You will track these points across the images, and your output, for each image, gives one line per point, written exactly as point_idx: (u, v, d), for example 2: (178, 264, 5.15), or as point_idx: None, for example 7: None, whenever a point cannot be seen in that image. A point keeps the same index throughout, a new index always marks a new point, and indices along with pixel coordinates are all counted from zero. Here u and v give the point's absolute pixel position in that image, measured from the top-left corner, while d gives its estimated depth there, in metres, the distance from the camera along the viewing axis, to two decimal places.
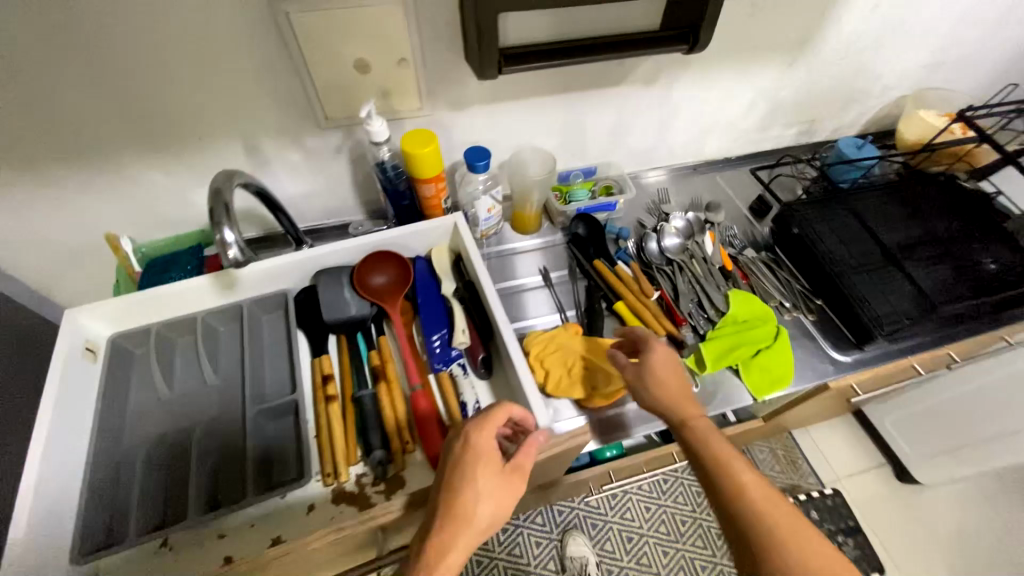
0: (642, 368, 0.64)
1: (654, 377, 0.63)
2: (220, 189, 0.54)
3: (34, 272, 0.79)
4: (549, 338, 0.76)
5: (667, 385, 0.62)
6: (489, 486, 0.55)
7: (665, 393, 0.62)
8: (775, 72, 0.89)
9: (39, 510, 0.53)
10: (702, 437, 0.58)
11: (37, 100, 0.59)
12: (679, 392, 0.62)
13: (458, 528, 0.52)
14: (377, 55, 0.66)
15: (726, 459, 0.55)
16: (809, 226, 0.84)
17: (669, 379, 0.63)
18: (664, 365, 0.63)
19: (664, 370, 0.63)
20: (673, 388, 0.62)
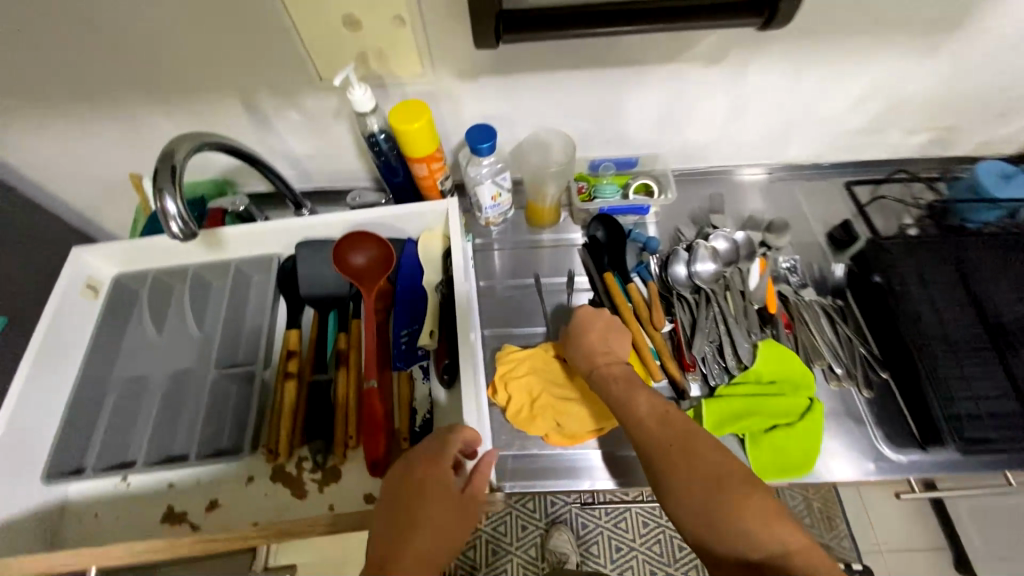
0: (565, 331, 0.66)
1: (571, 334, 0.65)
2: (172, 153, 0.52)
3: (75, 196, 0.86)
4: (520, 359, 0.69)
5: (581, 340, 0.64)
6: (439, 515, 0.50)
7: (580, 347, 0.64)
8: (899, 59, 0.66)
9: (16, 431, 0.59)
10: (606, 381, 0.59)
11: (44, 39, 0.60)
12: (595, 345, 0.63)
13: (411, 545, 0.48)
14: (369, 10, 0.57)
15: (627, 395, 0.57)
16: (896, 276, 0.66)
17: (589, 331, 0.64)
18: (580, 322, 0.65)
19: (586, 322, 0.65)
20: (590, 340, 0.64)
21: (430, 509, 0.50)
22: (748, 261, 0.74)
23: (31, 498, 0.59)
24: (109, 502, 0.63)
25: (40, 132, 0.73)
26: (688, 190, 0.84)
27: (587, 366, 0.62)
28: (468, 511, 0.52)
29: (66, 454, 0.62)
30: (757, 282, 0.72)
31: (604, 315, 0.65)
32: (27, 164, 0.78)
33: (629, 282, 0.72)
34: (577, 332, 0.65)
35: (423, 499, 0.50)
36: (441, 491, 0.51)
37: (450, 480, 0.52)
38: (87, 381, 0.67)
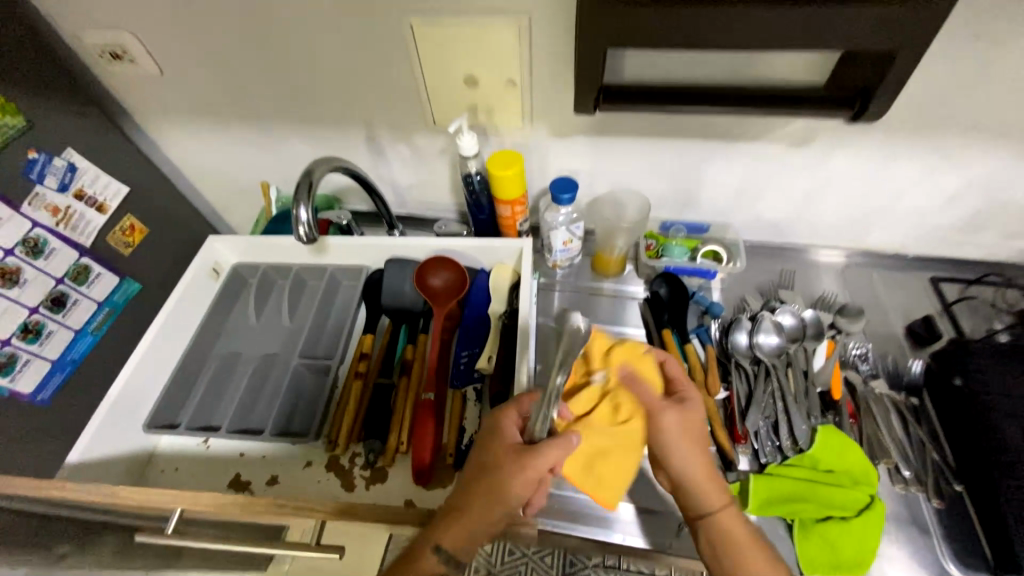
0: (669, 426, 0.54)
1: (678, 438, 0.54)
2: (311, 171, 0.63)
3: (216, 193, 1.04)
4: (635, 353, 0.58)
5: (686, 451, 0.54)
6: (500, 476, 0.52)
7: (686, 461, 0.54)
8: (1000, 162, 0.65)
9: (135, 381, 0.71)
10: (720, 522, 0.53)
11: (234, 72, 0.76)
12: (707, 470, 0.55)
13: (463, 521, 0.51)
14: (488, 72, 0.67)
15: (738, 545, 0.52)
16: (982, 383, 0.62)
17: (692, 442, 0.55)
18: (687, 425, 0.55)
19: (687, 430, 0.55)
20: (699, 457, 0.54)
21: (480, 452, 0.55)
22: (814, 341, 0.73)
23: (128, 442, 0.69)
24: (188, 458, 0.72)
25: (207, 140, 0.90)
26: (757, 262, 0.85)
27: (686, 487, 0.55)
28: (513, 477, 0.51)
29: (165, 409, 0.73)
30: (822, 364, 0.70)
31: (693, 417, 0.56)
32: (189, 163, 0.96)
33: (687, 342, 0.73)
34: (684, 436, 0.55)
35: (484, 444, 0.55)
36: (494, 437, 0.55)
37: (506, 434, 0.55)
38: (194, 350, 0.78)
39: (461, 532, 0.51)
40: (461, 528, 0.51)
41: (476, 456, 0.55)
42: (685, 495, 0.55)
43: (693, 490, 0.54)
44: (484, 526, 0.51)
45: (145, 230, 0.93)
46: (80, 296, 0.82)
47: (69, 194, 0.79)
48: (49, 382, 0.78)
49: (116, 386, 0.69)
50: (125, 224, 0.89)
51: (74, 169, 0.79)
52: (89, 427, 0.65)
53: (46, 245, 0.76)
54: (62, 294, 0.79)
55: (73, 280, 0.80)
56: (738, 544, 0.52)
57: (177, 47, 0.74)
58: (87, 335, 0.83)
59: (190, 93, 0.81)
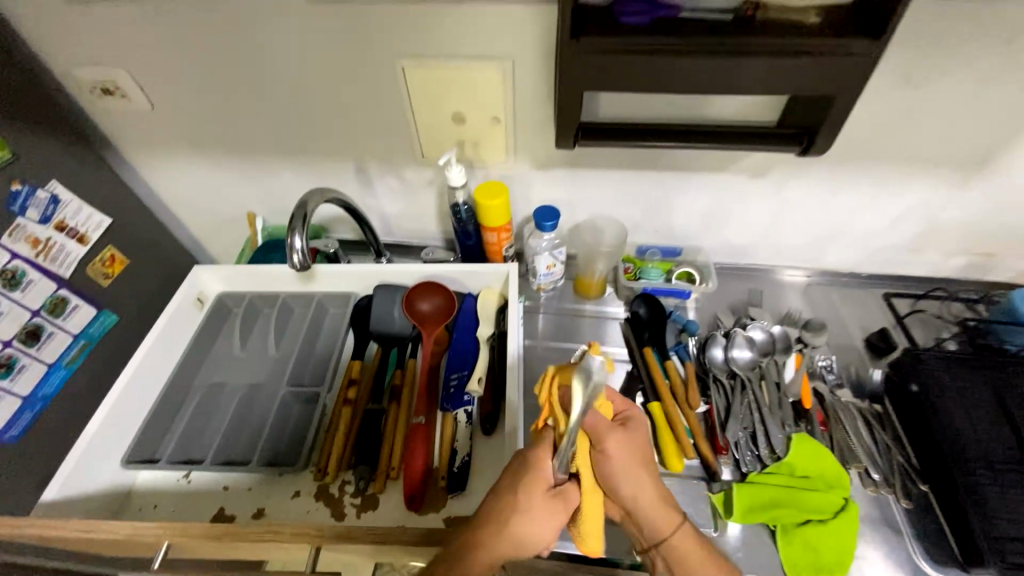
0: (615, 454, 0.50)
1: (626, 463, 0.50)
2: (305, 203, 0.66)
3: (199, 224, 1.04)
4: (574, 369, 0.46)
5: (639, 476, 0.52)
6: (535, 505, 0.50)
7: (640, 487, 0.52)
8: (932, 189, 0.74)
9: (115, 414, 0.69)
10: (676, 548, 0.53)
11: (228, 108, 0.79)
12: (656, 495, 0.53)
13: (492, 552, 0.49)
14: (475, 110, 0.72)
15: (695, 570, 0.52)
16: (934, 388, 0.68)
17: (636, 469, 0.51)
18: (632, 451, 0.51)
19: (630, 457, 0.51)
20: (649, 480, 0.52)
21: (506, 485, 0.52)
22: (784, 354, 0.78)
23: (105, 478, 0.67)
24: (169, 493, 0.69)
25: (194, 172, 0.91)
26: (728, 282, 0.91)
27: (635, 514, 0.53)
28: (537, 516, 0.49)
29: (146, 443, 0.71)
30: (792, 375, 0.75)
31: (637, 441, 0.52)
32: (174, 195, 0.97)
33: (667, 359, 0.77)
34: (632, 460, 0.51)
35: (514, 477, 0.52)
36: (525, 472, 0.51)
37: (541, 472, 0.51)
38: (176, 381, 0.76)
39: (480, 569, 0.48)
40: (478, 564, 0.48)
41: (501, 487, 0.52)
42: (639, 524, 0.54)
43: (645, 517, 0.53)
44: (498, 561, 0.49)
45: (126, 262, 0.91)
46: (56, 329, 0.80)
47: (51, 226, 0.78)
48: (19, 420, 0.76)
49: (95, 420, 0.67)
50: (106, 255, 0.87)
51: (57, 201, 0.79)
52: (65, 463, 0.63)
53: (24, 276, 0.76)
54: (37, 327, 0.78)
55: (49, 313, 0.79)
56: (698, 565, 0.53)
57: (170, 84, 0.77)
58: (61, 369, 0.81)
59: (180, 127, 0.83)
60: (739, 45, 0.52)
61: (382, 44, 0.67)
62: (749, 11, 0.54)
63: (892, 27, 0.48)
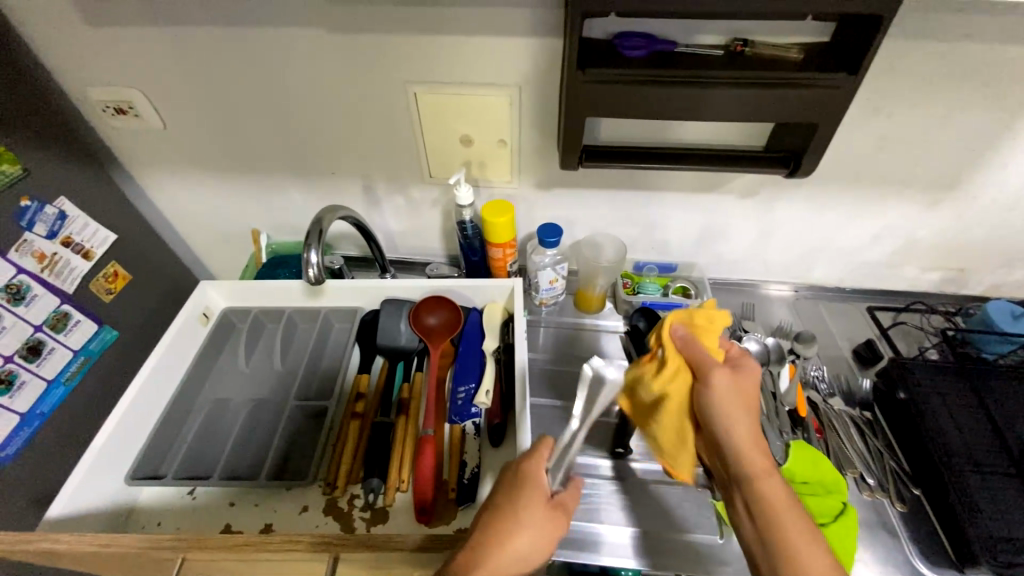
0: (719, 389, 0.55)
1: (727, 393, 0.55)
2: (320, 220, 0.70)
3: (201, 241, 1.04)
4: (691, 316, 0.59)
5: (736, 412, 0.55)
6: (538, 517, 0.52)
7: (738, 423, 0.55)
8: (908, 208, 0.79)
9: (121, 430, 0.69)
10: (760, 485, 0.54)
11: (239, 129, 0.81)
12: (751, 434, 0.55)
13: (495, 563, 0.49)
14: (482, 133, 0.76)
15: (778, 513, 0.53)
16: (920, 394, 0.72)
17: (730, 403, 0.56)
18: (738, 387, 0.56)
19: (729, 388, 0.56)
20: (744, 417, 0.56)
21: (506, 495, 0.54)
22: (778, 364, 0.81)
23: (110, 493, 0.67)
24: (174, 510, 0.69)
25: (200, 190, 0.93)
26: (721, 296, 0.94)
27: (724, 441, 0.56)
28: (535, 522, 0.52)
29: (150, 459, 0.70)
30: (787, 385, 0.78)
31: (739, 378, 0.57)
32: (177, 212, 0.97)
33: None
34: (733, 395, 0.56)
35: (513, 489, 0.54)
36: (522, 484, 0.55)
37: (537, 483, 0.55)
38: (181, 396, 0.76)
39: None
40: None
41: (497, 502, 0.54)
42: (724, 454, 0.56)
43: (734, 446, 0.55)
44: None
45: (128, 277, 0.92)
46: (56, 344, 0.80)
47: (56, 241, 0.78)
48: (16, 438, 0.76)
49: (101, 436, 0.67)
50: (109, 272, 0.88)
51: (64, 217, 0.79)
52: (71, 479, 0.63)
53: (28, 291, 0.75)
54: (38, 342, 0.77)
55: (51, 328, 0.79)
56: (784, 515, 0.52)
57: (183, 106, 0.78)
58: (59, 386, 0.81)
59: (189, 146, 0.85)
60: (705, 78, 0.57)
61: (396, 70, 0.70)
62: (737, 48, 0.60)
63: (868, 62, 0.53)
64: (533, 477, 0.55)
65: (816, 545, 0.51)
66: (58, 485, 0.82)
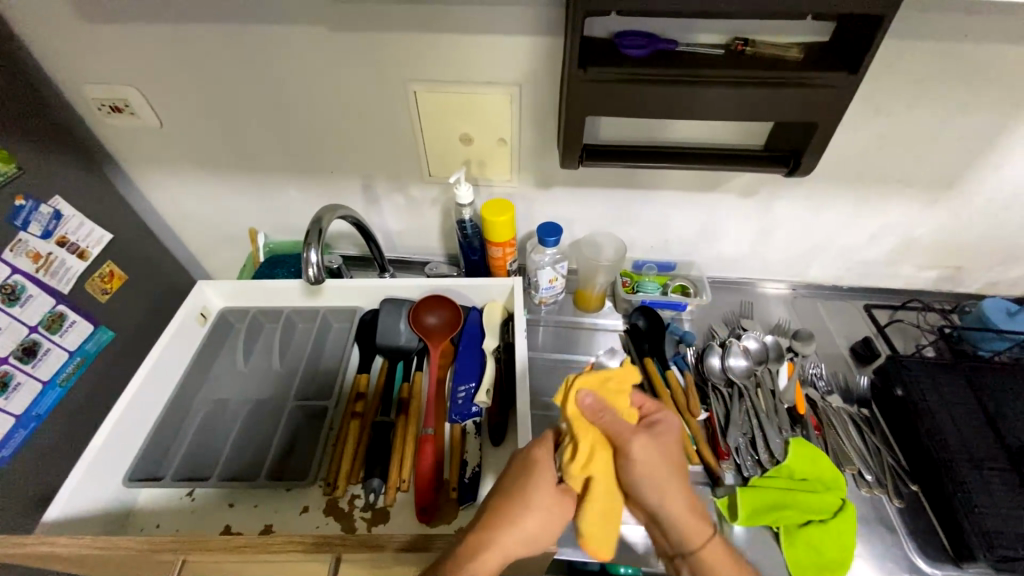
0: (642, 458, 0.51)
1: (650, 462, 0.51)
2: (320, 219, 0.70)
3: (197, 240, 1.04)
4: (599, 381, 0.53)
5: (669, 484, 0.53)
6: (546, 501, 0.52)
7: (672, 496, 0.53)
8: (905, 207, 0.80)
9: (119, 431, 0.68)
10: (710, 564, 0.54)
11: (237, 128, 0.80)
12: (690, 510, 0.54)
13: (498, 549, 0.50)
14: (482, 132, 0.76)
15: None
16: (918, 392, 0.72)
17: (657, 471, 0.52)
18: (660, 452, 0.53)
19: (651, 454, 0.52)
20: (679, 489, 0.53)
21: (515, 480, 0.54)
22: (776, 363, 0.82)
23: (108, 495, 0.66)
24: (173, 511, 0.68)
25: (197, 189, 0.92)
26: (720, 295, 0.95)
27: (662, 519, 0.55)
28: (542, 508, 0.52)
29: (148, 460, 0.70)
30: (786, 383, 0.79)
31: (660, 441, 0.53)
32: (173, 211, 0.96)
33: (668, 368, 0.79)
34: (661, 466, 0.52)
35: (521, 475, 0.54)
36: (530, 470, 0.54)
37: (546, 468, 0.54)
38: (179, 397, 0.75)
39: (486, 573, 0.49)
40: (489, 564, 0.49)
41: (504, 488, 0.55)
42: (668, 534, 0.56)
43: (677, 525, 0.54)
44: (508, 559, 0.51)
45: (124, 277, 0.91)
46: (52, 345, 0.79)
47: (52, 241, 0.78)
48: (11, 440, 0.75)
49: (98, 436, 0.66)
50: (105, 272, 0.87)
51: (60, 216, 0.79)
52: (69, 481, 0.62)
53: (24, 291, 0.74)
54: (34, 343, 0.76)
55: (46, 329, 0.78)
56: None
57: (180, 104, 0.78)
58: (55, 387, 0.80)
59: (186, 145, 0.84)
60: (704, 76, 0.57)
61: (396, 69, 0.70)
62: (739, 46, 0.60)
63: (868, 61, 0.53)
64: (542, 463, 0.54)
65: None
66: (54, 486, 0.82)
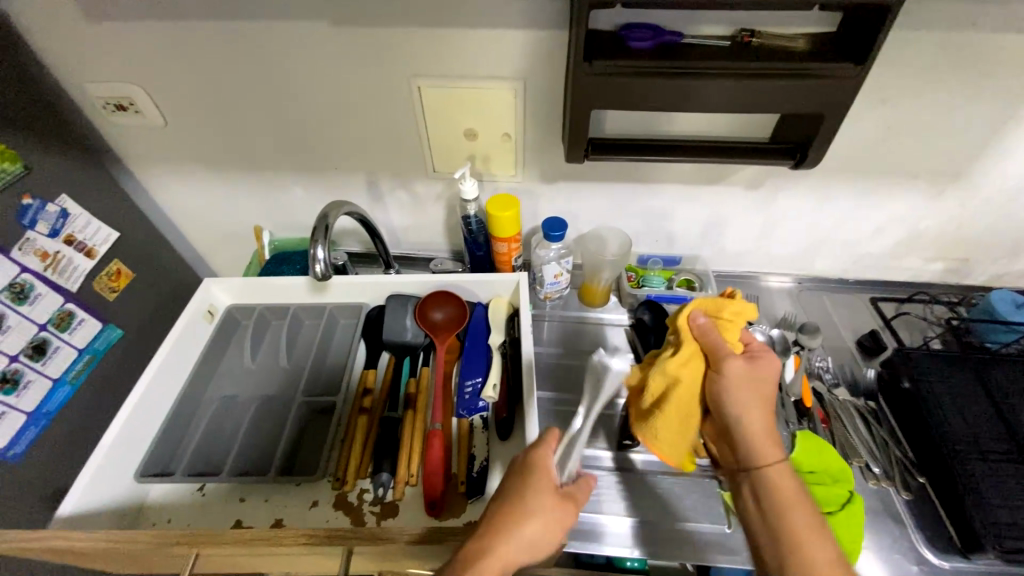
0: (736, 371, 0.57)
1: (742, 380, 0.57)
2: (326, 215, 0.70)
3: (202, 238, 1.04)
4: (716, 306, 0.61)
5: (754, 405, 0.57)
6: (545, 505, 0.53)
7: (749, 413, 0.57)
8: (912, 199, 0.79)
9: (129, 428, 0.69)
10: (772, 484, 0.55)
11: (241, 125, 0.80)
12: (766, 431, 0.57)
13: (500, 554, 0.48)
14: (486, 126, 0.76)
15: (789, 511, 0.53)
16: (925, 384, 0.72)
17: (744, 388, 0.57)
18: (754, 377, 0.58)
19: (744, 376, 0.57)
20: (761, 411, 0.57)
21: (513, 486, 0.54)
22: (783, 356, 0.82)
23: (119, 491, 0.67)
24: (183, 507, 0.69)
25: (202, 187, 0.92)
26: (725, 289, 0.95)
27: (736, 432, 0.57)
28: (540, 512, 0.52)
29: (159, 457, 0.71)
30: (792, 376, 0.79)
31: (758, 367, 0.58)
32: (178, 209, 0.97)
33: None
34: (752, 385, 0.58)
35: (519, 482, 0.55)
36: (525, 477, 0.55)
37: (543, 475, 0.55)
38: (188, 393, 0.76)
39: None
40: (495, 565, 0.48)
41: (502, 495, 0.54)
42: (739, 451, 0.58)
43: (749, 441, 0.57)
44: (514, 562, 0.49)
45: (131, 275, 0.92)
46: (62, 343, 0.80)
47: (59, 240, 0.78)
48: (23, 437, 0.76)
49: (109, 433, 0.66)
50: (113, 270, 0.88)
51: (67, 215, 0.79)
52: (81, 477, 0.63)
53: (33, 290, 0.75)
54: (44, 341, 0.77)
55: (55, 327, 0.78)
56: (791, 501, 0.54)
57: (184, 102, 0.78)
58: (65, 385, 0.81)
59: (191, 143, 0.84)
60: (701, 68, 0.57)
61: (400, 64, 0.70)
62: (745, 38, 0.60)
63: (876, 51, 0.53)
64: (540, 469, 0.55)
65: (823, 535, 0.52)
66: (65, 483, 0.82)
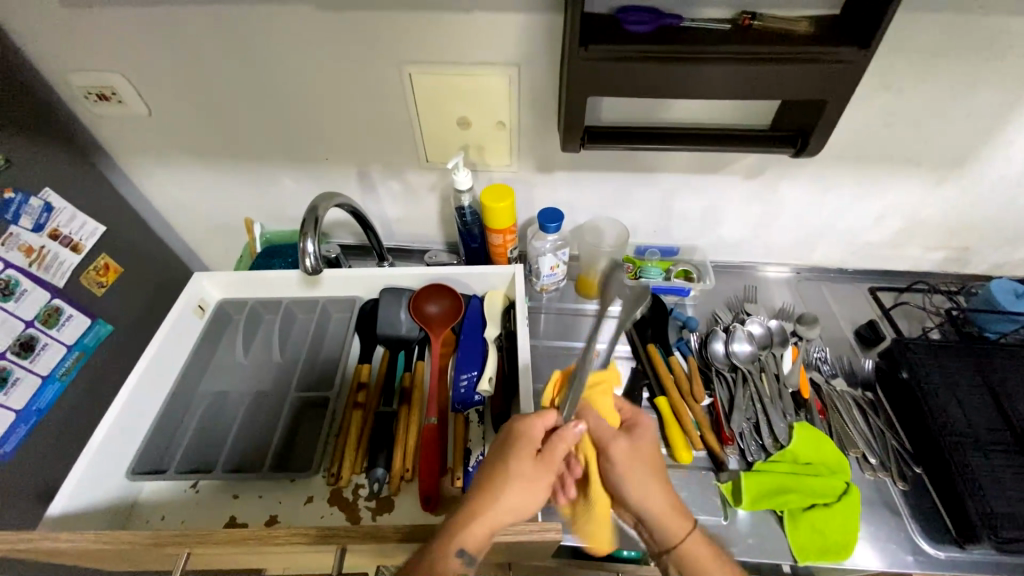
0: (619, 457, 0.57)
1: (628, 468, 0.57)
2: (316, 207, 0.68)
3: (192, 231, 1.02)
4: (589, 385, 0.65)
5: (650, 485, 0.57)
6: (525, 471, 0.54)
7: (646, 498, 0.56)
8: (913, 188, 0.78)
9: (119, 425, 0.67)
10: (693, 560, 0.54)
11: (227, 115, 0.78)
12: (667, 508, 0.56)
13: (484, 519, 0.51)
14: (480, 115, 0.74)
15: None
16: (924, 374, 0.72)
17: (636, 469, 0.57)
18: (636, 456, 0.57)
19: (632, 457, 0.57)
20: (657, 491, 0.56)
21: (496, 458, 0.56)
22: (781, 347, 0.82)
23: (111, 488, 0.66)
24: (176, 504, 0.68)
25: (189, 179, 0.90)
26: (722, 280, 0.94)
27: (639, 516, 0.57)
28: (518, 479, 0.54)
29: (151, 455, 0.70)
30: (790, 367, 0.79)
31: (639, 442, 0.59)
32: (166, 201, 0.95)
33: (670, 354, 0.79)
34: (640, 466, 0.57)
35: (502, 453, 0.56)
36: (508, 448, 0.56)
37: (525, 441, 0.56)
38: (180, 389, 0.75)
39: (477, 542, 0.50)
40: (484, 525, 0.50)
41: (487, 464, 0.56)
42: (653, 538, 0.57)
43: (657, 523, 0.56)
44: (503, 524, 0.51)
45: (119, 270, 0.90)
46: (50, 340, 0.78)
47: (44, 235, 0.76)
48: (13, 434, 0.75)
49: (98, 431, 0.65)
50: (100, 265, 0.86)
51: (50, 209, 0.77)
52: (70, 476, 0.62)
53: (17, 286, 0.73)
54: (31, 338, 0.76)
55: (43, 324, 0.77)
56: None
57: (167, 91, 0.75)
58: (55, 382, 0.80)
59: (176, 133, 0.82)
60: (698, 53, 0.55)
61: (389, 49, 0.68)
62: (745, 21, 0.58)
63: (879, 34, 0.51)
64: (523, 434, 0.56)
65: None
66: (58, 480, 0.82)
